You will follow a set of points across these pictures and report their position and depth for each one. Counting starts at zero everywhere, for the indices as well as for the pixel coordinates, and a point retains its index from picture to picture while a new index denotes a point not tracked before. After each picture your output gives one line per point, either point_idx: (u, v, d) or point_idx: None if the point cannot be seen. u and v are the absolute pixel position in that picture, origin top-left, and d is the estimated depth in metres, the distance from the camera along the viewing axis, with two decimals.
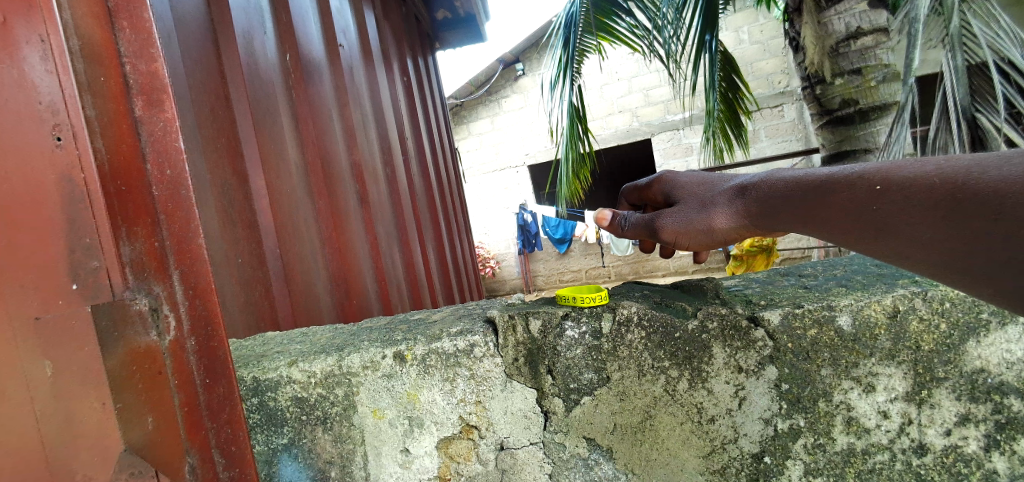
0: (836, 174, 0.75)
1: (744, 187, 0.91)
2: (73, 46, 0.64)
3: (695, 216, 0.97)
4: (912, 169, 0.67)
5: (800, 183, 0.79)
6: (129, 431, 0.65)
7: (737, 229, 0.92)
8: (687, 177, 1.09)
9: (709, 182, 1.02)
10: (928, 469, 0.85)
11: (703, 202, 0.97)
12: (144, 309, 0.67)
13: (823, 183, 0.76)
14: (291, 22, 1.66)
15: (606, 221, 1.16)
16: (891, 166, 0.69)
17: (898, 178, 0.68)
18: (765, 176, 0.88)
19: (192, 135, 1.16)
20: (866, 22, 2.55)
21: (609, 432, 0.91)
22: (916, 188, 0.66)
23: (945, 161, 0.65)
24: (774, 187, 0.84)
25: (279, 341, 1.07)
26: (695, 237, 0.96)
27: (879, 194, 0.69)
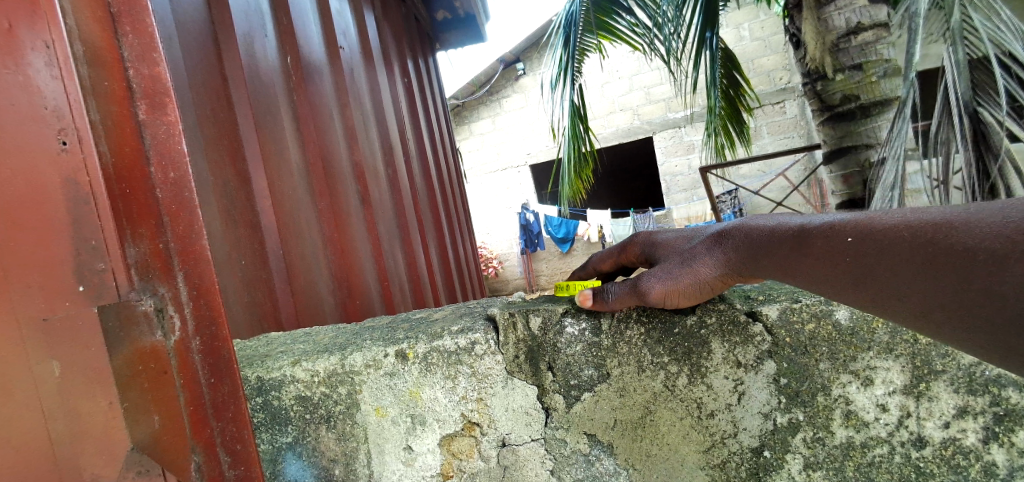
0: (811, 227, 0.76)
1: (722, 233, 0.88)
2: (77, 51, 0.65)
3: (679, 271, 0.86)
4: (884, 219, 0.69)
5: (776, 234, 0.80)
6: (134, 426, 0.68)
7: (720, 277, 0.85)
8: (666, 235, 1.03)
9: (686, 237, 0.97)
10: (927, 461, 0.84)
11: (683, 252, 0.91)
12: (149, 309, 0.68)
13: (799, 232, 0.77)
14: (291, 24, 1.67)
15: (590, 303, 0.89)
16: (863, 218, 0.71)
17: (871, 229, 0.69)
18: (744, 224, 0.87)
19: (194, 137, 1.18)
20: (866, 17, 2.58)
21: (610, 428, 0.92)
22: (889, 238, 0.67)
23: (915, 213, 0.67)
24: (751, 237, 0.84)
25: (282, 341, 1.08)
26: (682, 293, 0.85)
27: (854, 243, 0.70)
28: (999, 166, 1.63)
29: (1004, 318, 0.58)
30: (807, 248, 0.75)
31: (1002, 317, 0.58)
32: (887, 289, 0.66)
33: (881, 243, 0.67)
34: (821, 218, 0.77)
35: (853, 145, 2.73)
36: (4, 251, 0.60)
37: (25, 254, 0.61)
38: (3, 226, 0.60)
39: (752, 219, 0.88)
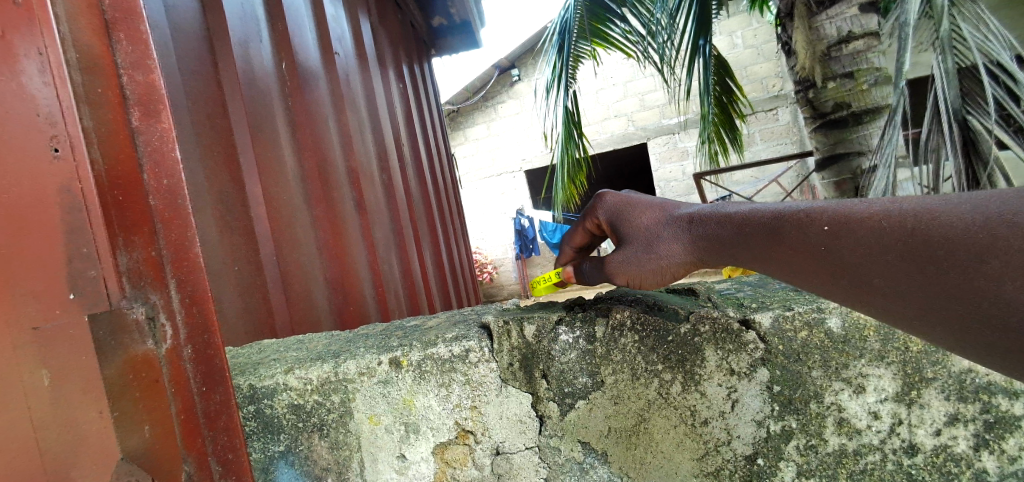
0: (778, 217, 0.77)
1: (692, 218, 0.90)
2: (71, 58, 0.65)
3: (643, 258, 0.94)
4: (858, 206, 0.69)
5: (741, 223, 0.82)
6: (126, 437, 0.67)
7: (686, 263, 0.90)
8: (629, 200, 1.03)
9: (655, 210, 0.97)
10: (919, 468, 0.84)
11: (652, 237, 0.94)
12: (141, 317, 0.68)
13: (773, 221, 0.77)
14: (287, 30, 1.67)
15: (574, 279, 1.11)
16: (830, 209, 0.71)
17: (841, 220, 0.69)
18: (715, 209, 0.88)
19: (188, 142, 1.18)
20: (858, 26, 2.62)
21: (604, 436, 0.92)
22: (862, 230, 0.67)
23: (885, 204, 0.67)
24: (716, 227, 0.86)
25: (276, 349, 1.07)
26: (649, 279, 0.94)
27: (829, 232, 0.70)
28: (988, 176, 1.66)
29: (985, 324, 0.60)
30: (783, 237, 0.75)
31: (983, 324, 0.59)
32: (875, 298, 0.67)
33: (858, 233, 0.67)
34: (785, 206, 0.78)
35: (846, 152, 2.75)
36: (13, 254, 0.61)
37: (30, 256, 0.62)
38: (10, 229, 0.61)
39: (716, 204, 0.89)
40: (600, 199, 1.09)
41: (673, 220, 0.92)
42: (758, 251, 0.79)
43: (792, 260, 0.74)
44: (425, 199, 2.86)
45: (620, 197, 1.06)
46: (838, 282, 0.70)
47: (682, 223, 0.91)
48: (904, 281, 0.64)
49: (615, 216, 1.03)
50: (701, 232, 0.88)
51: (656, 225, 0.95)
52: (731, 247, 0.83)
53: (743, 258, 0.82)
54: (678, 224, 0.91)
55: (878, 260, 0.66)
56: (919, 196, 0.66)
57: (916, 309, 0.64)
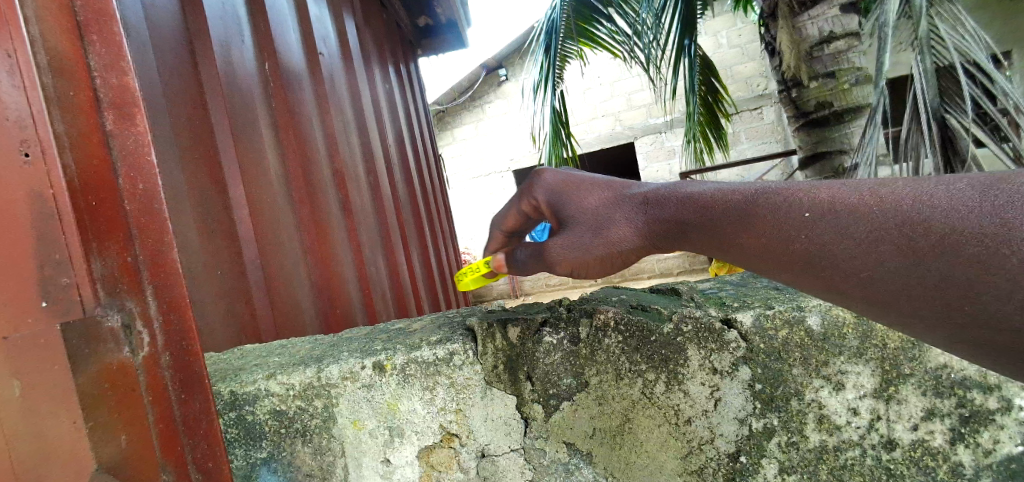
0: (746, 201, 0.77)
1: (648, 199, 0.89)
2: (41, 60, 0.63)
3: (594, 241, 0.92)
4: (836, 192, 0.69)
5: (702, 206, 0.81)
6: (100, 447, 0.65)
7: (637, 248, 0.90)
8: (565, 182, 1.02)
9: (605, 192, 0.95)
10: (897, 463, 0.86)
11: (600, 220, 0.92)
12: (116, 326, 0.67)
13: (746, 206, 0.76)
14: (269, 30, 1.65)
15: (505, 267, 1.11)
16: (803, 195, 0.72)
17: (818, 207, 0.70)
18: (671, 191, 0.87)
19: (167, 145, 1.16)
20: (839, 26, 2.66)
21: (589, 437, 0.92)
22: (849, 218, 0.67)
23: (855, 188, 0.69)
24: (673, 210, 0.85)
25: (258, 354, 1.06)
26: (593, 266, 0.95)
27: (810, 219, 0.70)
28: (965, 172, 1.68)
29: (958, 317, 0.61)
30: (761, 223, 0.74)
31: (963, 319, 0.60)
32: (859, 296, 0.67)
33: (845, 220, 0.67)
34: (747, 190, 0.78)
35: (829, 150, 2.77)
36: None
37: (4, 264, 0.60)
38: None
39: (668, 185, 0.89)
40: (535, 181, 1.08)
41: (623, 202, 0.92)
42: (732, 242, 0.77)
43: (768, 251, 0.73)
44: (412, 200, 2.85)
45: (554, 180, 1.04)
46: (819, 280, 0.70)
47: (636, 206, 0.90)
48: (883, 277, 0.64)
49: (556, 198, 1.01)
50: (654, 216, 0.87)
51: (605, 208, 0.93)
52: (692, 231, 0.83)
53: (712, 244, 0.81)
54: (629, 208, 0.91)
55: (868, 255, 0.65)
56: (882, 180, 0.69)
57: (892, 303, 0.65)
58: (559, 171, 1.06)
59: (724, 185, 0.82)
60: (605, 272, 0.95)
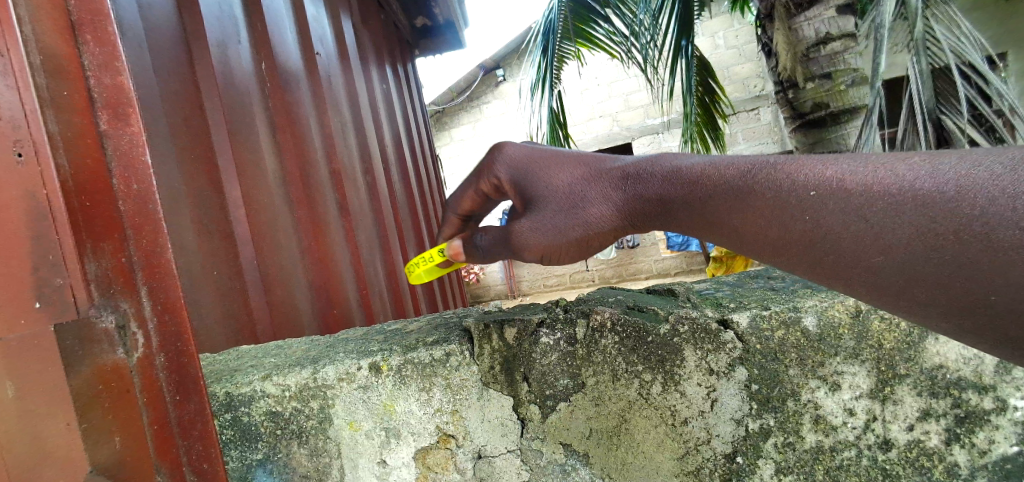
0: (736, 178, 0.75)
1: (627, 173, 0.87)
2: (34, 60, 0.63)
3: (571, 219, 0.91)
4: (844, 171, 0.67)
5: (683, 182, 0.80)
6: (96, 449, 0.64)
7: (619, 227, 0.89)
8: (531, 158, 1.01)
9: (583, 166, 0.93)
10: (894, 465, 0.86)
11: (574, 199, 0.92)
12: (110, 327, 0.67)
13: (741, 183, 0.74)
14: (266, 30, 1.64)
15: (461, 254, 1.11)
16: (804, 173, 0.70)
17: (821, 186, 0.68)
18: (653, 164, 0.86)
19: (163, 145, 1.15)
20: (835, 28, 2.66)
21: (586, 438, 0.92)
22: (859, 199, 0.65)
23: (858, 166, 0.67)
24: (650, 185, 0.84)
25: (254, 355, 1.06)
26: (569, 247, 0.94)
27: (812, 200, 0.68)
28: None
29: (955, 312, 0.61)
30: (761, 202, 0.72)
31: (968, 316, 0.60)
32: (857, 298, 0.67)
33: (856, 201, 0.65)
34: (734, 164, 0.77)
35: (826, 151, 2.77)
36: None
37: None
38: None
39: (642, 158, 0.88)
40: (496, 158, 1.07)
41: (601, 177, 0.90)
42: (727, 221, 0.75)
43: (776, 241, 0.71)
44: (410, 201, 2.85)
45: (518, 156, 1.03)
46: (818, 266, 0.69)
47: (611, 182, 0.89)
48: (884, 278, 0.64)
49: (525, 175, 1.00)
50: (629, 192, 0.86)
51: (578, 185, 0.92)
52: (674, 207, 0.81)
53: (702, 223, 0.79)
54: (603, 184, 0.90)
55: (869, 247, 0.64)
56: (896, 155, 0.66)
57: (889, 298, 0.65)
58: (520, 146, 1.05)
59: (707, 158, 0.81)
60: (582, 251, 0.95)
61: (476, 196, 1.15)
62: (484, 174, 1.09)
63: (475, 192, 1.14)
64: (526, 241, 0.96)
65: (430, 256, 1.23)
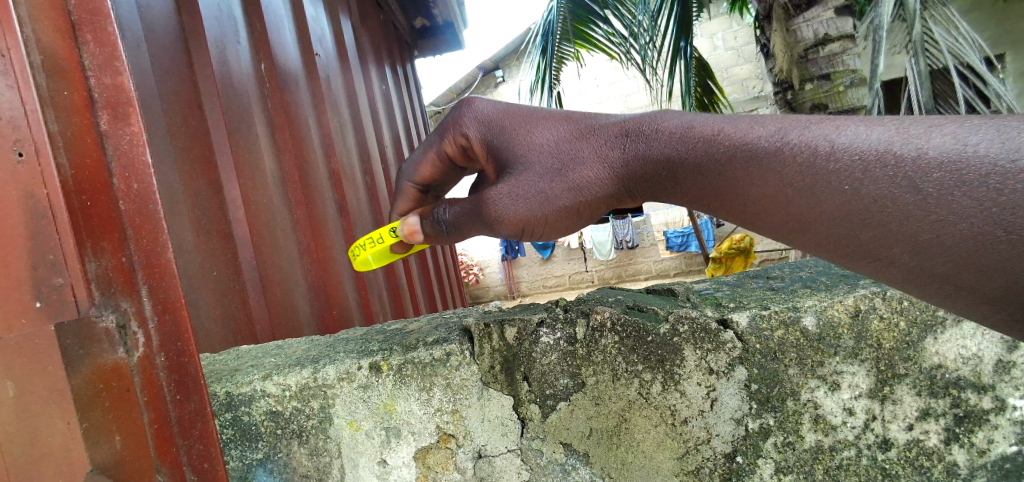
0: (767, 142, 0.73)
1: (626, 130, 0.86)
2: (35, 60, 0.63)
3: (564, 182, 0.90)
4: (887, 137, 0.66)
5: (696, 142, 0.79)
6: (95, 449, 0.64)
7: (611, 192, 0.89)
8: (505, 114, 0.99)
9: (574, 124, 0.91)
10: (893, 464, 0.86)
11: (565, 158, 0.90)
12: (110, 326, 0.67)
13: (773, 148, 0.72)
14: (265, 30, 1.64)
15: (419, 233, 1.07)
16: (844, 139, 0.68)
17: (863, 153, 0.66)
18: (654, 121, 0.84)
19: (162, 145, 1.15)
20: (833, 29, 2.69)
21: (586, 437, 0.92)
22: (908, 169, 0.63)
23: (896, 131, 0.66)
24: (653, 143, 0.83)
25: (253, 355, 1.05)
26: (556, 214, 0.93)
27: (856, 168, 0.66)
28: None
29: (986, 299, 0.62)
30: (800, 169, 0.70)
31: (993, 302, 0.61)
32: None
33: (907, 172, 0.63)
34: (758, 125, 0.75)
35: None
36: None
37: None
38: None
39: (636, 115, 0.87)
40: (464, 112, 1.03)
41: (593, 136, 0.89)
42: (755, 187, 0.74)
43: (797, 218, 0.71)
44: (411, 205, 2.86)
45: (488, 112, 1.01)
46: (844, 243, 0.69)
47: (608, 139, 0.87)
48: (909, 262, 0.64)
49: (505, 132, 0.97)
50: (628, 150, 0.85)
51: (569, 142, 0.90)
52: (683, 169, 0.80)
53: (724, 193, 0.77)
54: (596, 141, 0.88)
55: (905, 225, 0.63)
56: (941, 119, 0.66)
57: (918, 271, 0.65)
58: (489, 101, 1.03)
59: (722, 118, 0.80)
60: (570, 217, 0.93)
61: (438, 159, 1.13)
62: (449, 131, 1.06)
63: (437, 153, 1.11)
64: (510, 203, 0.93)
65: (380, 237, 1.15)
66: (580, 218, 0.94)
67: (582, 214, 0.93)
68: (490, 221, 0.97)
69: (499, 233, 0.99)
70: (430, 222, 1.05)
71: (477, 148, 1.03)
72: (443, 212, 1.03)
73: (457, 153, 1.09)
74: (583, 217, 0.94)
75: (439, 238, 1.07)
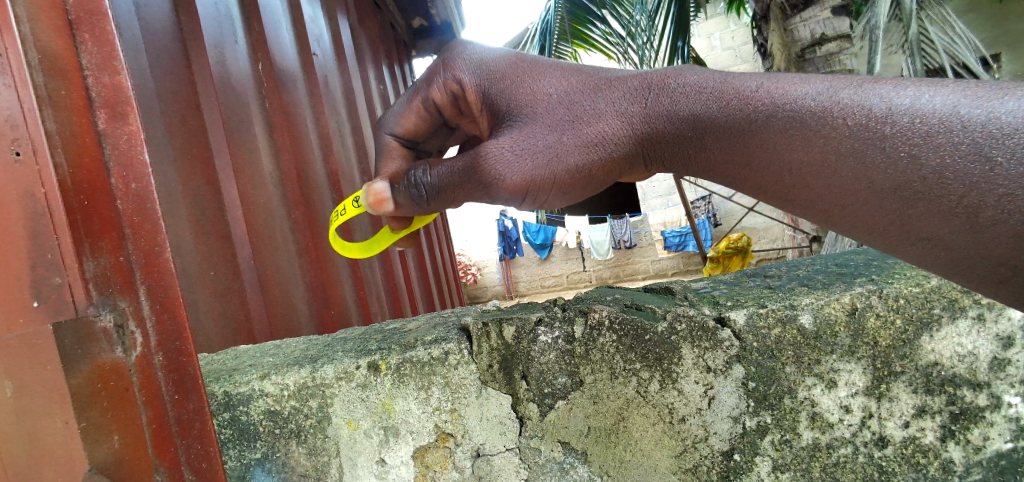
0: (815, 101, 0.74)
1: (650, 84, 0.84)
2: (33, 59, 0.63)
3: (577, 137, 0.85)
4: (938, 104, 0.68)
5: (729, 98, 0.78)
6: (94, 448, 0.64)
7: (629, 154, 0.86)
8: (503, 61, 0.95)
9: (587, 78, 0.88)
10: (889, 461, 0.87)
11: (577, 109, 0.86)
12: (109, 325, 0.67)
13: (820, 109, 0.73)
14: (263, 30, 1.64)
15: (386, 204, 0.98)
16: (907, 101, 0.69)
17: (929, 117, 0.68)
18: (680, 77, 0.83)
19: (161, 146, 1.15)
20: (830, 29, 2.92)
21: (584, 435, 0.92)
22: (978, 135, 0.65)
23: (961, 94, 0.67)
24: (680, 98, 0.81)
25: (251, 355, 1.05)
26: (564, 180, 0.87)
27: (917, 132, 0.68)
28: None
29: None
30: (851, 134, 0.71)
31: None
32: None
33: (977, 140, 0.65)
34: (806, 84, 0.76)
35: None
36: None
37: None
38: None
39: (658, 69, 0.86)
40: (455, 55, 0.99)
41: (610, 90, 0.86)
42: (790, 158, 0.75)
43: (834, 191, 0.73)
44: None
45: (484, 58, 0.97)
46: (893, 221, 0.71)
47: (628, 91, 0.85)
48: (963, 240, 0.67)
49: (507, 79, 0.92)
50: (650, 105, 0.83)
51: (583, 94, 0.87)
52: (711, 129, 0.80)
53: (759, 160, 0.78)
54: (612, 93, 0.86)
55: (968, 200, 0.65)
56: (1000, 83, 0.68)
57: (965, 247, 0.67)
58: (483, 47, 0.99)
59: (761, 76, 0.80)
60: (578, 185, 0.89)
61: (426, 109, 1.08)
62: (438, 76, 1.01)
63: (423, 101, 1.07)
64: (511, 158, 0.87)
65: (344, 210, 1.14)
66: (585, 186, 0.89)
67: (588, 181, 0.88)
68: (485, 178, 0.89)
69: (492, 195, 0.91)
70: (406, 187, 0.96)
71: (471, 96, 0.98)
72: (422, 175, 0.94)
73: (446, 102, 1.04)
74: (589, 185, 0.90)
75: (414, 205, 0.98)
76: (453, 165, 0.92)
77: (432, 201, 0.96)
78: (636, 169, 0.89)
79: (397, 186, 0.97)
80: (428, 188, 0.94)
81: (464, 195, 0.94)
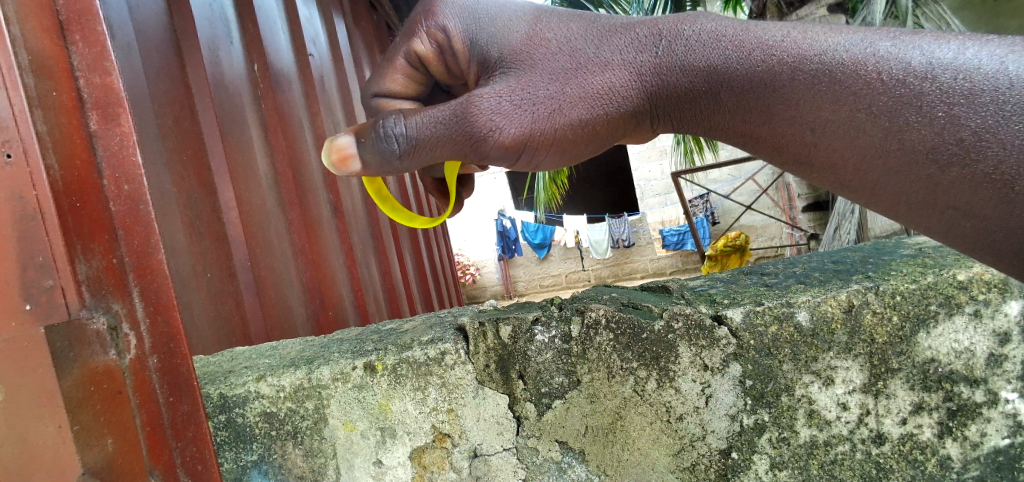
0: (848, 52, 0.71)
1: (661, 32, 0.81)
2: (22, 60, 0.62)
3: (583, 88, 0.82)
4: (986, 63, 0.65)
5: (749, 49, 0.76)
6: (85, 451, 0.63)
7: (641, 112, 0.83)
8: (499, 9, 0.91)
9: (593, 27, 0.84)
10: (886, 458, 0.87)
11: (580, 57, 0.82)
12: (101, 328, 0.66)
13: (851, 61, 0.70)
14: (258, 30, 1.63)
15: (347, 156, 0.88)
16: (950, 55, 0.67)
17: (973, 74, 0.65)
18: (699, 27, 0.79)
19: (155, 147, 1.14)
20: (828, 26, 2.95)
21: (581, 435, 0.92)
22: None
23: (1008, 50, 0.65)
24: (695, 47, 0.79)
25: (246, 357, 1.05)
26: (568, 135, 0.83)
27: (960, 91, 0.65)
28: None
29: None
30: (885, 90, 0.68)
31: None
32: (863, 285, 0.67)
33: None
34: (837, 34, 0.74)
35: None
36: None
37: None
38: None
39: (669, 16, 0.83)
40: (438, 1, 0.92)
41: (616, 39, 0.82)
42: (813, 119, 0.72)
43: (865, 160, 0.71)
44: (399, 183, 2.84)
45: (474, 6, 0.91)
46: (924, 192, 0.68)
47: (637, 39, 0.82)
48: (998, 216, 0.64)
49: (508, 25, 0.87)
50: (661, 55, 0.80)
51: (587, 41, 0.83)
52: (728, 84, 0.77)
53: (780, 120, 0.75)
54: (618, 41, 0.82)
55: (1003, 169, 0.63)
56: None
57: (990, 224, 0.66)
58: None
59: (787, 26, 0.77)
60: (583, 142, 0.85)
61: (410, 67, 1.00)
62: (420, 25, 0.94)
63: (407, 57, 0.98)
64: (509, 107, 0.82)
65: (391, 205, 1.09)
66: (588, 143, 0.86)
67: (591, 136, 0.85)
68: (479, 131, 0.83)
69: (485, 151, 0.85)
70: (377, 140, 0.86)
71: (455, 43, 0.91)
72: (395, 125, 0.85)
73: (431, 56, 0.96)
74: (593, 143, 0.86)
75: (382, 162, 0.87)
76: (438, 114, 0.84)
77: (406, 155, 0.86)
78: (642, 127, 0.87)
79: (363, 141, 0.88)
80: (399, 141, 0.85)
81: (449, 151, 0.86)
